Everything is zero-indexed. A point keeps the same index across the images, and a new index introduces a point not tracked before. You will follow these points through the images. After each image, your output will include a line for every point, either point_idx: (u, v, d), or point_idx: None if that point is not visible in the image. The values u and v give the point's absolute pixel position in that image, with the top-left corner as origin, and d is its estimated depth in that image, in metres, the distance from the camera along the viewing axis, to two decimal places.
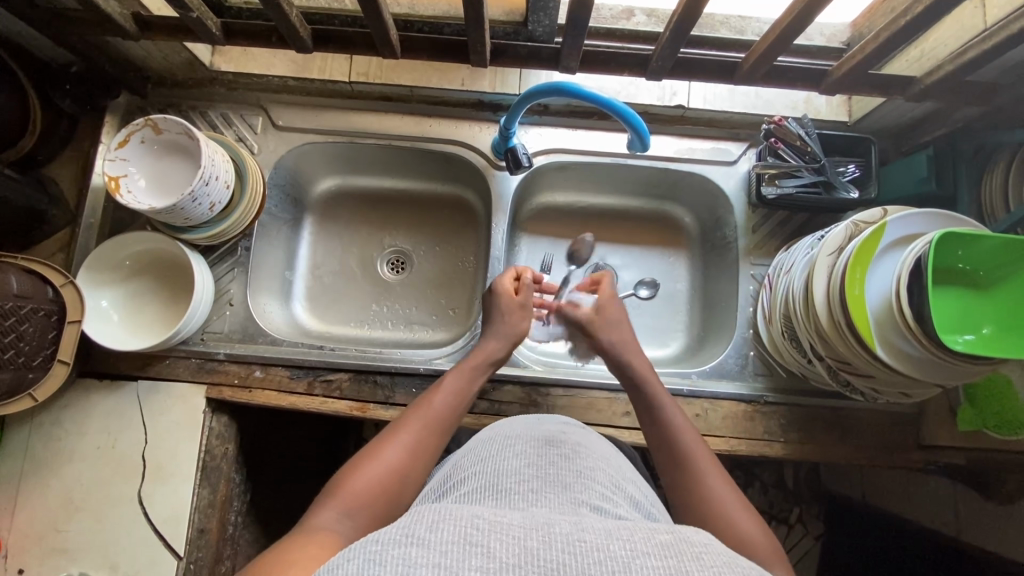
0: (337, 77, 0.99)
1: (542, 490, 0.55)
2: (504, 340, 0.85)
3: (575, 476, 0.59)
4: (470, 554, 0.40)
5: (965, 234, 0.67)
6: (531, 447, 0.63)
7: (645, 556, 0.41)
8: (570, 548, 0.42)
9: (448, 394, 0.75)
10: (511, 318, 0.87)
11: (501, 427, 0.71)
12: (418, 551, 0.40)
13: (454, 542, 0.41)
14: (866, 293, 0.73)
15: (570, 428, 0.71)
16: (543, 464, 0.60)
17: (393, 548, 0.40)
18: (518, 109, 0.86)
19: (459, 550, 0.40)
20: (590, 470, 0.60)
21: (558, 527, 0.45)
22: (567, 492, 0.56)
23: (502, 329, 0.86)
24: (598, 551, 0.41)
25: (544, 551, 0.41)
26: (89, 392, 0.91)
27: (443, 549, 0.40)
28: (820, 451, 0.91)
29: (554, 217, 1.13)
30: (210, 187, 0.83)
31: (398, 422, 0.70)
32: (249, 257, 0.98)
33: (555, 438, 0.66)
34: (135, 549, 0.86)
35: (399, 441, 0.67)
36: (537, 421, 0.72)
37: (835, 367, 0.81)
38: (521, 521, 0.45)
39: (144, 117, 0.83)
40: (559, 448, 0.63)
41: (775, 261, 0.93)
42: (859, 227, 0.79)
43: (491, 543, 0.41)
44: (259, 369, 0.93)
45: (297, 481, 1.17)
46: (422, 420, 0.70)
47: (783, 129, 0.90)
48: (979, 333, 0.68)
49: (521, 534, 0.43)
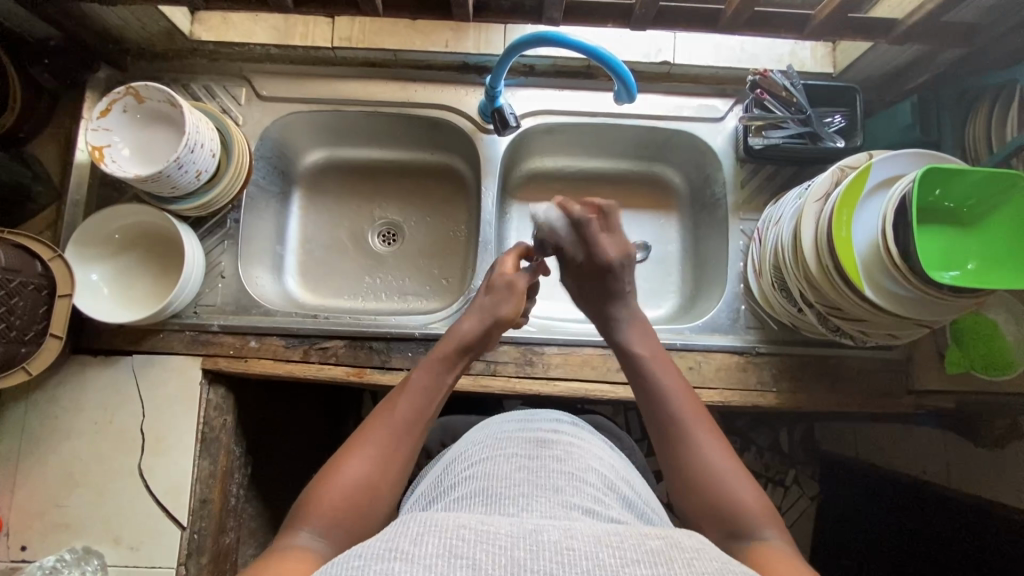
0: (320, 43, 0.98)
1: (534, 493, 0.57)
2: (479, 317, 0.81)
3: (568, 478, 0.60)
4: (456, 567, 0.42)
5: (944, 171, 0.68)
6: (524, 447, 0.64)
7: (632, 565, 0.44)
8: (556, 557, 0.44)
9: (419, 392, 0.71)
10: (494, 298, 0.83)
11: (485, 433, 0.71)
12: (405, 565, 0.42)
13: (438, 556, 0.43)
14: (852, 236, 0.74)
15: (563, 425, 0.72)
16: (535, 467, 0.61)
17: (378, 564, 0.42)
18: (502, 66, 0.85)
19: (444, 562, 0.43)
20: (582, 472, 0.62)
21: (546, 535, 0.47)
22: (559, 494, 0.57)
23: (482, 308, 0.82)
24: (584, 561, 0.44)
25: (531, 561, 0.43)
26: (84, 368, 0.90)
27: (428, 563, 0.42)
28: (813, 400, 0.93)
29: (543, 183, 1.13)
30: (195, 155, 0.82)
31: (366, 427, 0.67)
32: (238, 229, 0.97)
33: (547, 439, 0.67)
34: (138, 521, 0.87)
35: (367, 451, 0.64)
36: (531, 416, 0.73)
37: (825, 313, 0.82)
38: (509, 530, 0.47)
39: (124, 85, 0.82)
40: (551, 449, 0.64)
41: (764, 214, 0.93)
42: (845, 172, 0.79)
43: (477, 554, 0.44)
44: (254, 339, 0.93)
45: (297, 456, 1.18)
46: (389, 428, 0.66)
47: (767, 80, 0.90)
48: (965, 268, 0.69)
49: (508, 544, 0.45)
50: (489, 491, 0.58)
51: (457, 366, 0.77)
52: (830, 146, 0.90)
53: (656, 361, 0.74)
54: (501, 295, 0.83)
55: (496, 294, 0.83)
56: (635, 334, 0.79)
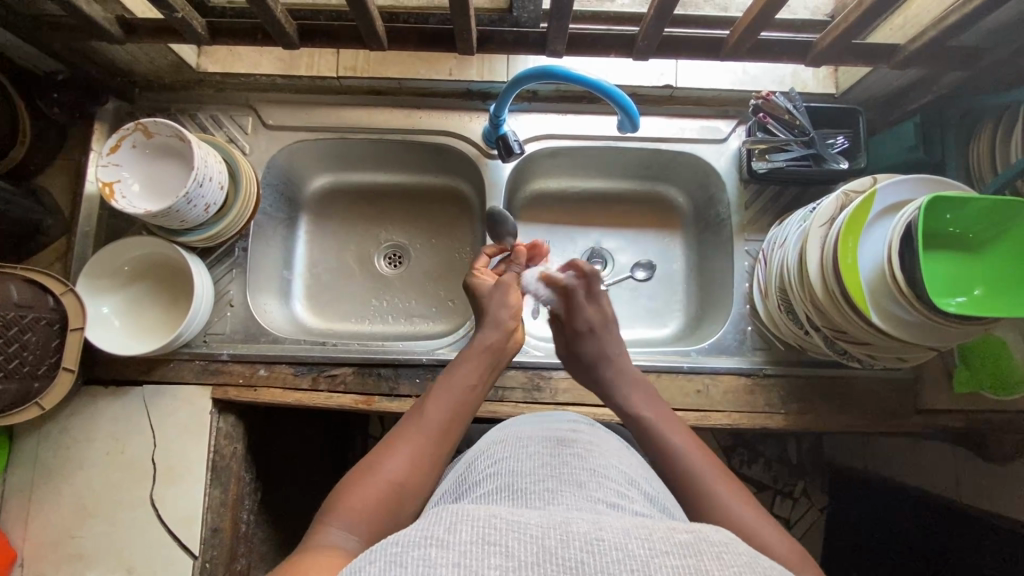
0: (325, 73, 0.98)
1: (558, 487, 0.57)
2: (499, 328, 0.83)
3: (590, 473, 0.60)
4: (489, 554, 0.43)
5: (952, 198, 0.68)
6: (545, 446, 0.64)
7: (662, 556, 0.43)
8: (588, 547, 0.44)
9: (449, 399, 0.73)
10: (497, 303, 0.85)
11: (509, 430, 0.73)
12: (440, 550, 0.42)
13: (472, 543, 0.43)
14: (859, 262, 0.74)
15: (580, 426, 0.73)
16: (557, 463, 0.61)
17: (415, 550, 0.43)
18: (507, 96, 0.86)
19: (478, 549, 0.43)
20: (604, 468, 0.62)
21: (575, 526, 0.47)
22: (583, 489, 0.57)
23: (493, 317, 0.84)
24: (616, 551, 0.44)
25: (562, 549, 0.43)
26: (95, 399, 0.91)
27: (462, 550, 0.43)
28: (820, 420, 0.93)
29: (548, 204, 1.14)
30: (204, 188, 0.83)
31: (399, 433, 0.69)
32: (246, 257, 0.98)
33: (567, 438, 0.67)
34: (151, 551, 0.87)
35: (402, 454, 0.66)
36: (550, 420, 0.73)
37: (832, 337, 0.82)
38: (538, 521, 0.47)
39: (134, 121, 0.83)
40: (572, 448, 0.64)
41: (769, 235, 0.94)
42: (850, 196, 0.80)
43: (510, 542, 0.44)
44: (264, 368, 0.93)
45: (306, 478, 1.19)
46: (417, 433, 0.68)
47: (771, 103, 0.91)
48: (971, 295, 0.69)
49: (539, 533, 0.45)
50: (514, 487, 0.58)
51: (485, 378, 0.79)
52: (834, 168, 0.90)
53: (661, 417, 0.74)
54: (506, 298, 0.86)
55: (490, 302, 0.86)
56: (639, 398, 0.79)
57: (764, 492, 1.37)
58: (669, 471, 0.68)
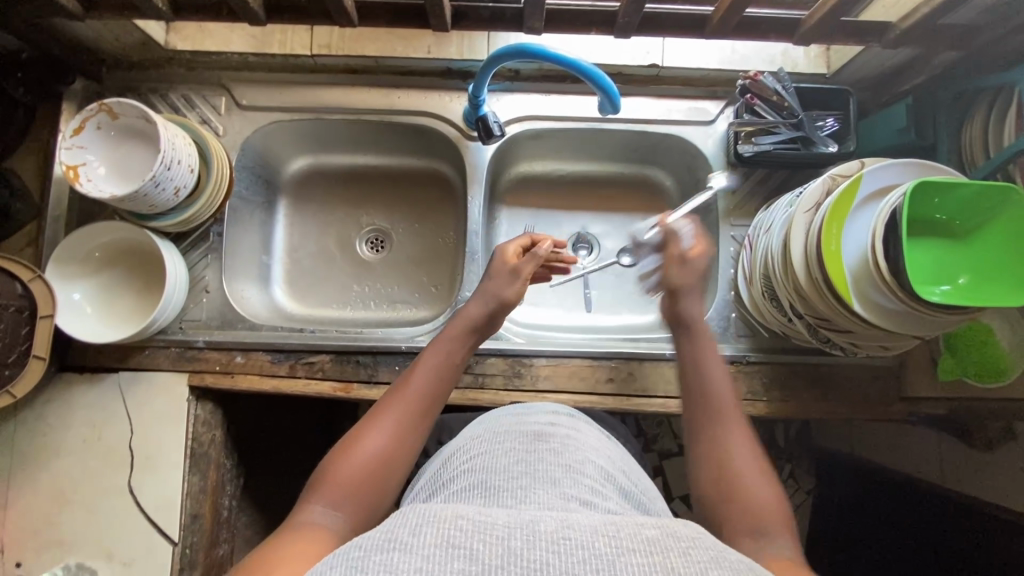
0: (298, 50, 0.96)
1: (530, 484, 0.56)
2: (486, 300, 0.80)
3: (564, 469, 0.59)
4: (453, 557, 0.42)
5: (939, 183, 0.66)
6: (520, 441, 0.64)
7: (629, 554, 0.43)
8: (553, 546, 0.43)
9: (430, 367, 0.71)
10: (495, 282, 0.82)
11: (487, 423, 0.71)
12: (402, 555, 0.41)
13: (435, 546, 0.42)
14: (843, 249, 0.73)
15: (559, 419, 0.72)
16: (532, 459, 0.60)
17: (376, 554, 0.42)
18: (485, 74, 0.83)
19: (442, 552, 0.42)
20: (579, 463, 0.61)
21: (543, 526, 0.46)
22: (556, 486, 0.56)
23: (485, 292, 0.81)
24: (581, 550, 0.43)
25: (527, 550, 0.43)
26: (70, 386, 0.90)
27: (425, 554, 0.41)
28: (803, 408, 0.92)
29: (532, 187, 1.11)
30: (172, 171, 0.80)
31: (378, 406, 0.67)
32: (222, 242, 0.96)
33: (545, 432, 0.66)
34: (130, 537, 0.87)
35: (381, 427, 0.64)
36: (527, 412, 0.73)
37: (815, 325, 0.81)
38: (506, 521, 0.46)
39: (98, 102, 0.81)
40: (548, 443, 0.63)
41: (755, 220, 0.92)
42: (836, 180, 0.78)
43: (474, 544, 0.43)
44: (240, 355, 0.92)
45: (289, 463, 1.18)
46: (403, 403, 0.67)
47: (757, 84, 0.88)
48: (955, 283, 0.67)
49: (505, 534, 0.44)
50: (487, 484, 0.57)
51: (467, 343, 0.77)
52: (823, 152, 0.88)
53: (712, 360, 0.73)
54: (505, 281, 0.82)
55: (493, 281, 0.82)
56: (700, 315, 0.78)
57: None
58: (691, 400, 0.70)
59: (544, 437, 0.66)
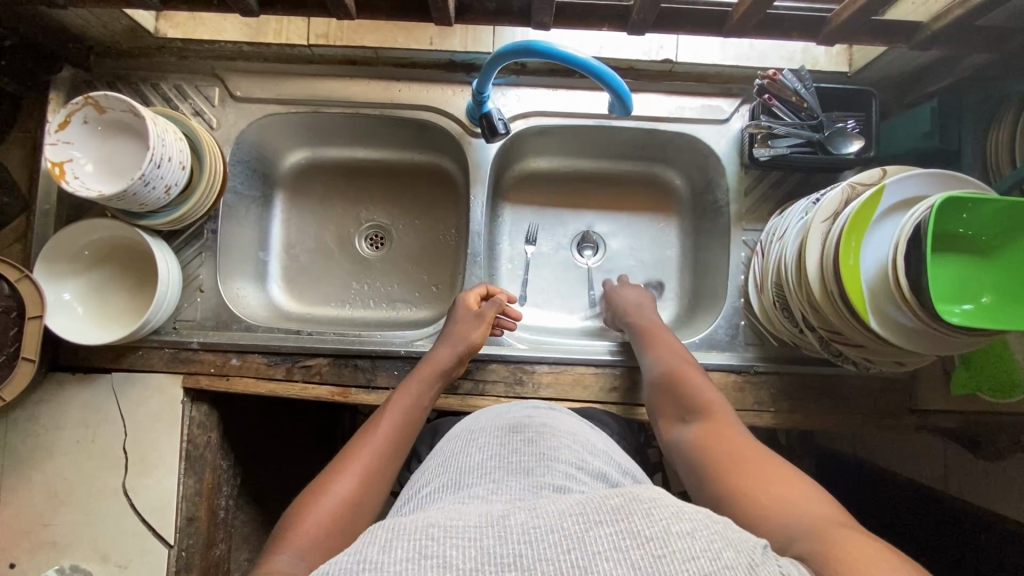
0: (295, 40, 0.91)
1: (504, 478, 0.54)
2: (453, 345, 0.84)
3: (538, 458, 0.57)
4: (426, 569, 0.39)
5: (966, 198, 0.63)
6: (495, 438, 0.62)
7: (595, 525, 0.41)
8: (525, 537, 0.41)
9: (397, 412, 0.73)
10: (461, 325, 0.86)
11: (466, 424, 0.69)
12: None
13: (407, 559, 0.39)
14: (860, 262, 0.70)
15: (538, 412, 0.70)
16: (505, 454, 0.58)
17: None
18: (490, 71, 0.79)
19: (414, 565, 0.39)
20: (553, 450, 0.59)
21: (513, 517, 0.44)
22: (530, 475, 0.54)
23: (452, 337, 0.85)
24: (551, 534, 0.41)
25: (500, 547, 0.40)
26: (62, 387, 0.88)
27: (396, 569, 0.38)
28: (811, 419, 0.90)
29: (537, 185, 1.08)
30: (162, 169, 0.77)
31: (345, 451, 0.67)
32: (216, 240, 0.93)
33: (521, 424, 0.65)
34: (125, 540, 0.86)
35: (349, 472, 0.64)
36: (506, 410, 0.70)
37: (827, 338, 0.78)
38: (477, 520, 0.44)
39: (84, 95, 0.77)
40: (521, 434, 0.62)
41: (768, 226, 0.89)
42: (856, 189, 0.74)
43: (447, 551, 0.40)
44: (236, 357, 0.90)
45: (287, 460, 1.17)
46: (371, 447, 0.67)
47: (776, 84, 0.84)
48: (978, 302, 0.64)
49: (476, 534, 0.42)
50: (459, 481, 0.55)
51: (433, 387, 0.80)
52: (842, 155, 0.84)
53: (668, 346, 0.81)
54: (473, 326, 0.85)
55: (456, 324, 0.86)
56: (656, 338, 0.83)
57: None
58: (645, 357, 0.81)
59: (520, 428, 0.64)
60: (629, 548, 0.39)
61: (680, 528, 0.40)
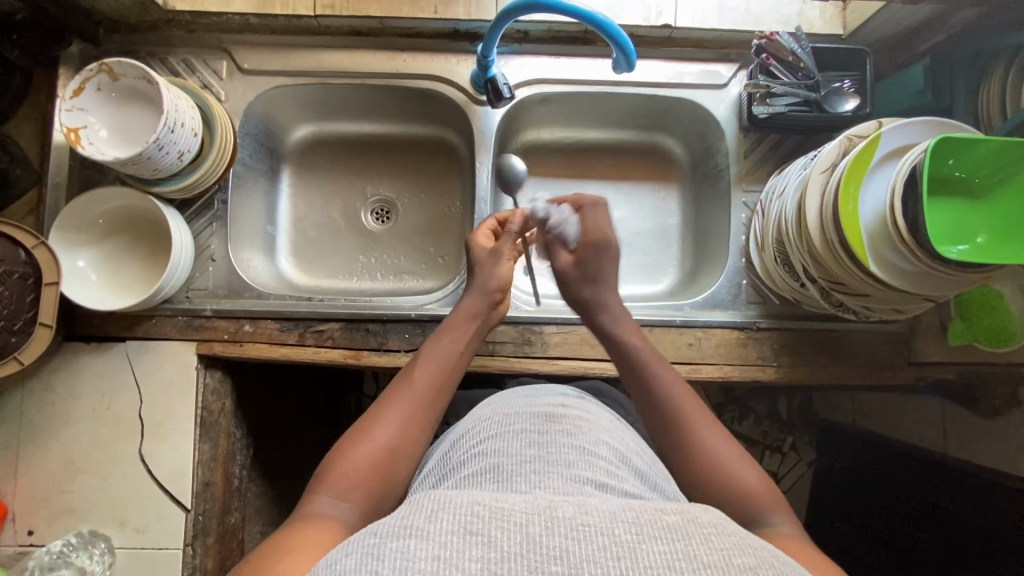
0: (301, 11, 0.92)
1: (545, 469, 0.56)
2: (478, 292, 0.82)
3: (578, 452, 0.59)
4: (471, 544, 0.42)
5: (959, 140, 0.65)
6: (533, 423, 0.63)
7: (649, 541, 0.43)
8: (572, 534, 0.43)
9: (434, 363, 0.71)
10: (483, 271, 0.83)
11: (498, 405, 0.71)
12: (419, 542, 0.41)
13: (453, 533, 0.42)
14: (859, 210, 0.72)
15: (570, 400, 0.71)
16: (545, 442, 0.60)
17: (393, 541, 0.42)
18: (495, 33, 0.81)
19: (459, 539, 0.42)
20: (592, 446, 0.61)
21: (561, 511, 0.46)
22: (571, 469, 0.56)
23: (478, 284, 0.82)
24: (600, 537, 0.43)
25: (546, 537, 0.42)
26: (77, 356, 0.89)
27: (442, 541, 0.42)
28: (814, 373, 0.92)
29: (540, 156, 1.10)
30: (176, 135, 0.79)
31: (382, 400, 0.67)
32: (227, 210, 0.94)
33: (558, 413, 0.66)
34: (142, 506, 0.87)
35: (386, 422, 0.64)
36: (537, 393, 0.72)
37: (829, 289, 0.80)
38: (524, 507, 0.46)
39: (98, 62, 0.79)
40: (561, 425, 0.63)
41: (768, 186, 0.91)
42: (853, 141, 0.77)
43: (492, 531, 0.43)
44: (248, 323, 0.92)
45: (297, 436, 1.17)
46: (409, 394, 0.67)
47: (773, 44, 0.86)
48: (974, 242, 0.67)
49: (523, 520, 0.44)
50: (501, 468, 0.57)
51: (468, 337, 0.77)
52: (838, 113, 0.87)
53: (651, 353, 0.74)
54: (496, 267, 0.83)
55: (479, 269, 0.84)
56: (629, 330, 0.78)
57: (753, 447, 1.36)
58: (654, 419, 0.68)
59: (558, 418, 0.65)
60: (683, 568, 0.40)
61: (742, 563, 0.41)
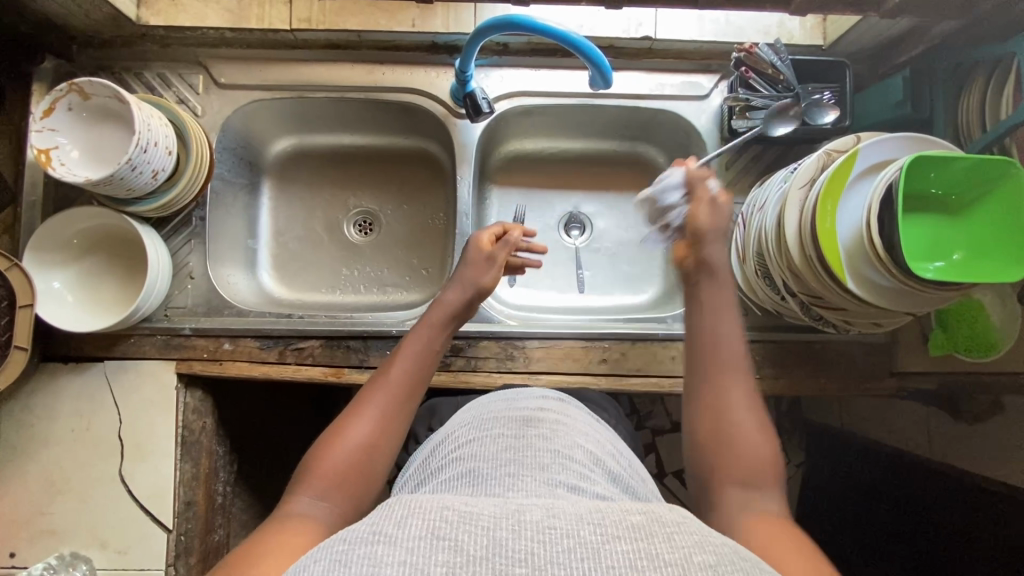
0: (277, 25, 0.91)
1: (519, 472, 0.56)
2: (464, 286, 0.80)
3: (553, 456, 0.58)
4: (437, 549, 0.41)
5: (936, 157, 0.65)
6: (510, 427, 0.63)
7: (614, 541, 0.42)
8: (538, 536, 0.43)
9: (411, 358, 0.71)
10: (472, 269, 0.82)
11: (475, 410, 0.71)
12: (387, 548, 0.41)
13: (420, 538, 0.42)
14: (837, 227, 0.72)
15: (549, 403, 0.71)
16: (520, 446, 0.59)
17: (361, 547, 0.41)
18: (471, 48, 0.80)
19: (426, 544, 0.41)
20: (568, 449, 0.60)
21: (528, 515, 0.45)
22: (544, 472, 0.56)
23: (463, 278, 0.81)
24: (566, 539, 0.42)
25: (512, 541, 0.42)
26: (56, 376, 0.88)
27: (409, 546, 0.41)
28: (797, 384, 0.92)
29: (524, 166, 1.09)
30: (148, 154, 0.78)
31: (360, 395, 0.66)
32: (205, 227, 0.93)
33: (536, 417, 0.65)
34: (124, 527, 0.87)
35: (361, 420, 0.63)
36: (517, 397, 0.71)
37: (808, 302, 0.80)
38: (492, 511, 0.46)
39: (68, 81, 0.78)
40: (537, 429, 0.62)
41: (749, 198, 0.91)
42: (832, 156, 0.76)
43: (459, 535, 0.42)
44: (228, 341, 0.91)
45: (283, 449, 1.17)
46: (384, 390, 0.66)
47: (753, 57, 0.85)
48: (951, 259, 0.67)
49: (491, 523, 0.44)
50: (476, 472, 0.56)
51: (445, 331, 0.77)
52: (818, 126, 0.87)
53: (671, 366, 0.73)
54: (481, 269, 0.82)
55: (469, 265, 0.82)
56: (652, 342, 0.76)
57: None
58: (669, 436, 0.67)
59: (535, 422, 0.65)
60: (644, 567, 0.40)
61: (702, 560, 0.41)
